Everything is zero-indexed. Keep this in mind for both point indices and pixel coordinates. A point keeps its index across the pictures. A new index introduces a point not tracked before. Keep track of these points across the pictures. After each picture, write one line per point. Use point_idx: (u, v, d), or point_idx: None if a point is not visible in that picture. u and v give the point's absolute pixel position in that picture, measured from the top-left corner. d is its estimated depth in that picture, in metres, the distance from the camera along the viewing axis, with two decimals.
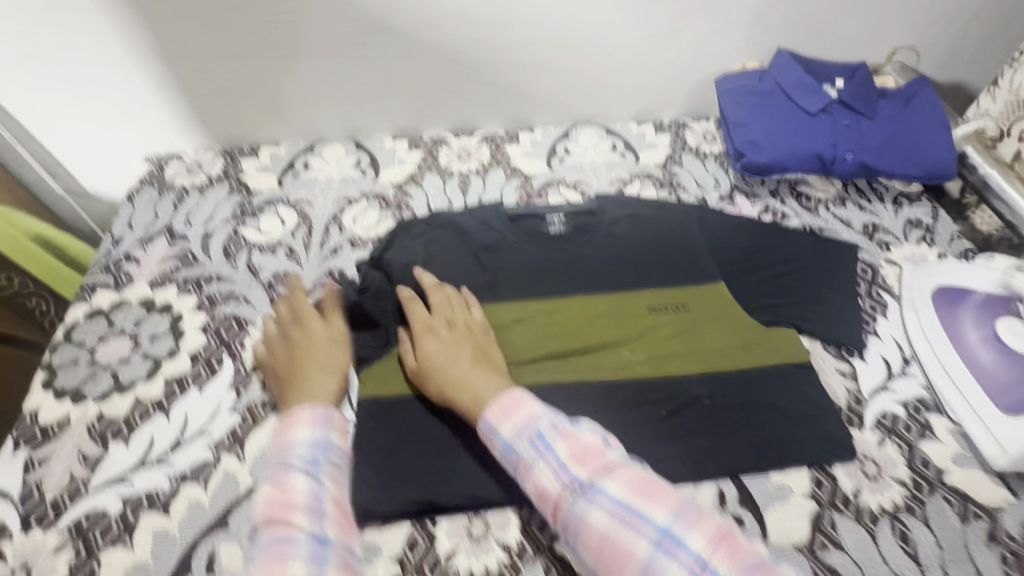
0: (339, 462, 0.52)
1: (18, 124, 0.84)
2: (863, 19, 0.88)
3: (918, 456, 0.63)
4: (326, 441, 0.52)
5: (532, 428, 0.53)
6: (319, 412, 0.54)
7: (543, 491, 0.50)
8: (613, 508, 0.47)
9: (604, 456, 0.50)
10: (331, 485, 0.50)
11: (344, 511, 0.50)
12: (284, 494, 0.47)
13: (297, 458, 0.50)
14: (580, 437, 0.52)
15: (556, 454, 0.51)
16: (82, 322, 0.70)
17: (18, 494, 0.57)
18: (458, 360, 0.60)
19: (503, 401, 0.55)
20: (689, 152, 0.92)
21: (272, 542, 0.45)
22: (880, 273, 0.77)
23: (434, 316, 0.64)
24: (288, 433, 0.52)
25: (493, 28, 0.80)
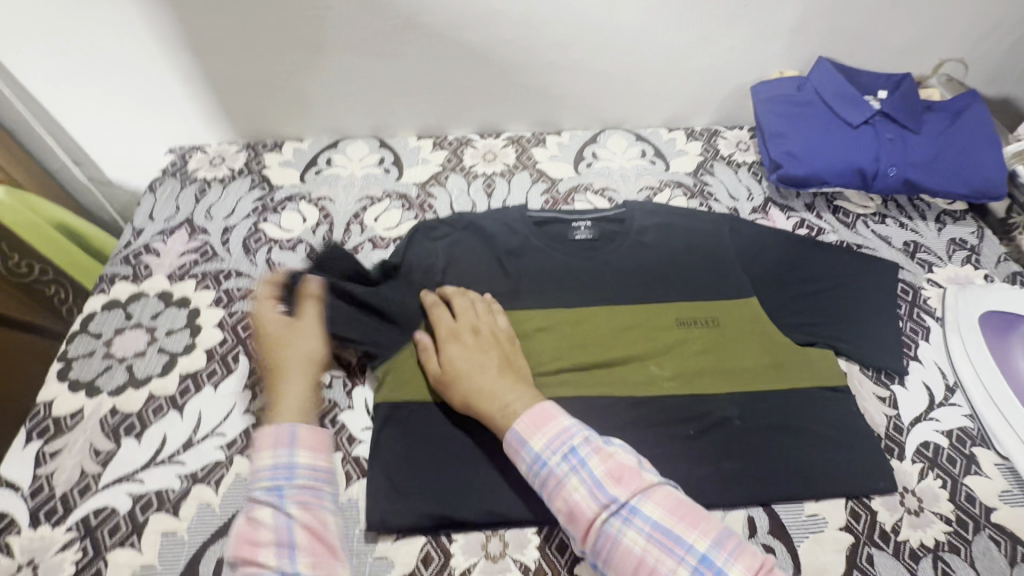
0: (307, 483, 0.49)
1: (45, 111, 0.84)
2: (911, 29, 0.84)
3: (962, 492, 0.59)
4: (287, 466, 0.49)
5: (566, 442, 0.51)
6: (277, 434, 0.51)
7: (575, 509, 0.49)
8: (650, 530, 0.46)
9: (639, 475, 0.49)
10: (299, 512, 0.47)
11: (320, 536, 0.47)
12: (250, 531, 0.46)
13: (260, 490, 0.48)
14: (614, 454, 0.50)
15: (590, 471, 0.49)
16: (99, 314, 0.69)
17: (28, 487, 0.56)
18: (484, 369, 0.58)
19: (534, 413, 0.54)
20: (721, 161, 0.89)
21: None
22: (922, 294, 0.74)
23: (459, 322, 0.63)
24: (251, 462, 0.50)
25: (527, 28, 0.77)
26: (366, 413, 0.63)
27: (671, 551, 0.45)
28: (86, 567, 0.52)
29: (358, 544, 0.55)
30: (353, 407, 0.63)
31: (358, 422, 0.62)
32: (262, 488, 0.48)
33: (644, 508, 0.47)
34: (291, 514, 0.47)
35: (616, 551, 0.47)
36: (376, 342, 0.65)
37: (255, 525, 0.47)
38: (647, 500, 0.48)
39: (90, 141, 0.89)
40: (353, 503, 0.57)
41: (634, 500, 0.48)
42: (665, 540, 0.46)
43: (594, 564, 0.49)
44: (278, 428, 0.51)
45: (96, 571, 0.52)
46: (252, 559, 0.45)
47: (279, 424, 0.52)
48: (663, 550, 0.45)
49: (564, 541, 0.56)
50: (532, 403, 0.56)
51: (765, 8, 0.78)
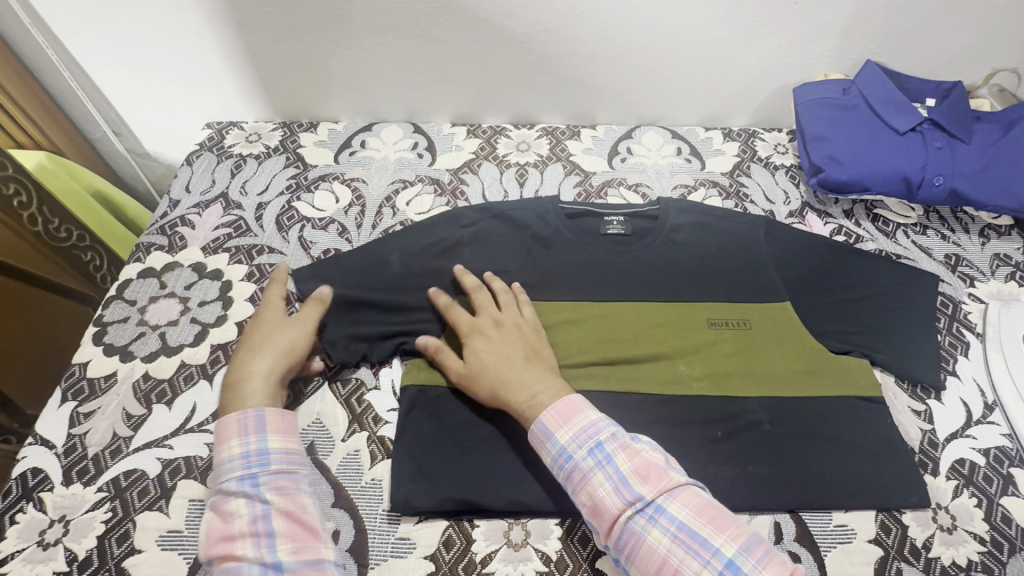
0: (278, 471, 0.51)
1: (89, 80, 0.85)
2: (968, 36, 0.81)
3: (998, 513, 0.58)
4: (258, 454, 0.51)
5: (592, 436, 0.51)
6: (243, 423, 0.53)
7: (599, 504, 0.48)
8: (675, 530, 0.46)
9: (666, 475, 0.48)
10: (275, 498, 0.49)
11: (298, 519, 0.49)
12: (225, 524, 0.48)
13: (231, 481, 0.50)
14: (640, 452, 0.50)
15: (617, 467, 0.49)
16: (135, 281, 0.70)
17: (62, 446, 0.57)
18: (510, 360, 0.58)
19: (561, 406, 0.53)
20: (757, 162, 0.88)
21: (226, 574, 0.46)
22: (962, 308, 0.72)
23: (480, 315, 0.62)
24: (222, 454, 0.52)
25: (570, 18, 0.76)
26: (393, 394, 0.63)
27: (696, 554, 0.45)
28: (115, 527, 0.53)
29: (381, 523, 0.56)
30: (380, 387, 0.63)
31: (384, 402, 0.62)
32: (234, 479, 0.50)
33: (670, 508, 0.46)
34: (266, 500, 0.49)
35: (640, 549, 0.46)
36: (403, 330, 0.64)
37: (230, 516, 0.49)
38: (674, 500, 0.47)
39: (131, 112, 0.91)
40: (376, 482, 0.58)
41: (661, 500, 0.47)
42: (690, 542, 0.45)
43: (616, 559, 0.49)
44: (244, 418, 0.53)
45: (124, 532, 0.53)
46: (233, 549, 0.47)
47: (240, 415, 0.53)
48: (688, 551, 0.45)
49: (587, 534, 0.56)
50: (560, 396, 0.55)
51: (816, 8, 0.76)
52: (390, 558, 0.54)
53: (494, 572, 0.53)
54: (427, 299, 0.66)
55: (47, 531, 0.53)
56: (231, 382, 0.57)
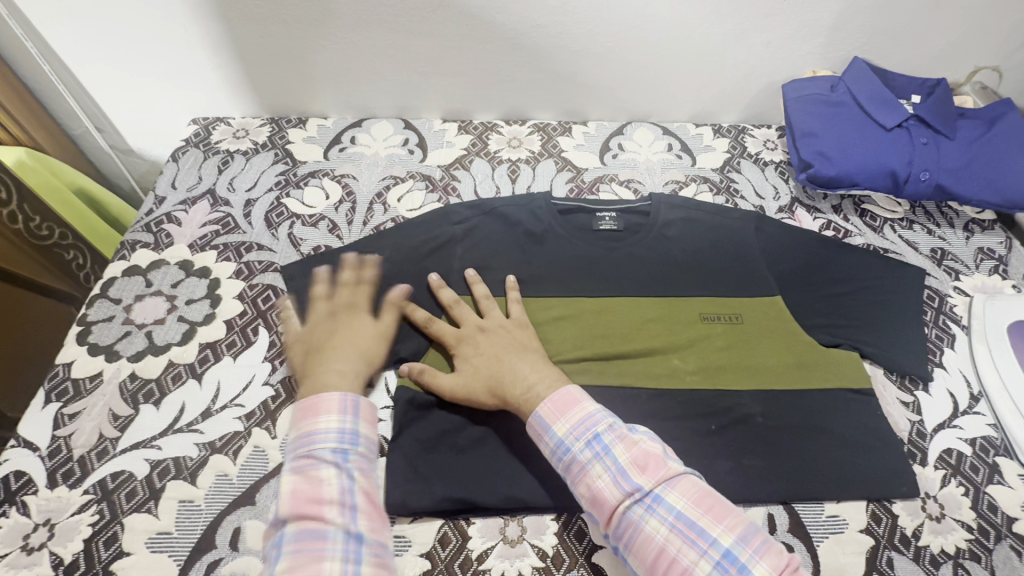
0: (363, 454, 0.50)
1: (71, 75, 0.83)
2: (951, 34, 0.82)
3: (984, 500, 0.59)
4: (351, 433, 0.51)
5: (590, 428, 0.51)
6: (342, 403, 0.52)
7: (598, 495, 0.48)
8: (673, 520, 0.45)
9: (665, 465, 0.48)
10: (361, 477, 0.48)
11: (375, 502, 0.48)
12: (313, 488, 0.46)
13: (324, 451, 0.49)
14: (637, 443, 0.50)
15: (615, 458, 0.49)
16: (120, 279, 0.68)
17: (46, 448, 0.56)
18: (502, 359, 0.58)
19: (557, 398, 0.53)
20: (747, 159, 0.88)
21: (303, 536, 0.44)
22: (948, 301, 0.73)
23: (463, 319, 0.62)
24: (314, 424, 0.50)
25: (561, 13, 0.76)
26: (387, 393, 0.63)
27: (694, 543, 0.44)
28: (101, 530, 0.52)
29: None
30: (374, 385, 0.63)
31: (378, 400, 0.62)
32: (328, 449, 0.49)
33: (668, 497, 0.47)
34: (354, 477, 0.48)
35: (639, 538, 0.46)
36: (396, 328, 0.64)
37: (319, 482, 0.47)
38: (672, 489, 0.47)
39: (113, 108, 0.89)
40: None
41: (659, 489, 0.47)
42: (688, 532, 0.45)
43: (615, 549, 0.49)
44: (343, 398, 0.52)
45: (111, 535, 0.52)
46: (318, 514, 0.45)
47: (342, 394, 0.53)
48: (686, 540, 0.45)
49: (583, 529, 0.56)
50: (556, 386, 0.55)
51: (805, 5, 0.77)
52: None
53: (490, 568, 0.53)
54: (421, 297, 0.66)
55: (31, 535, 0.51)
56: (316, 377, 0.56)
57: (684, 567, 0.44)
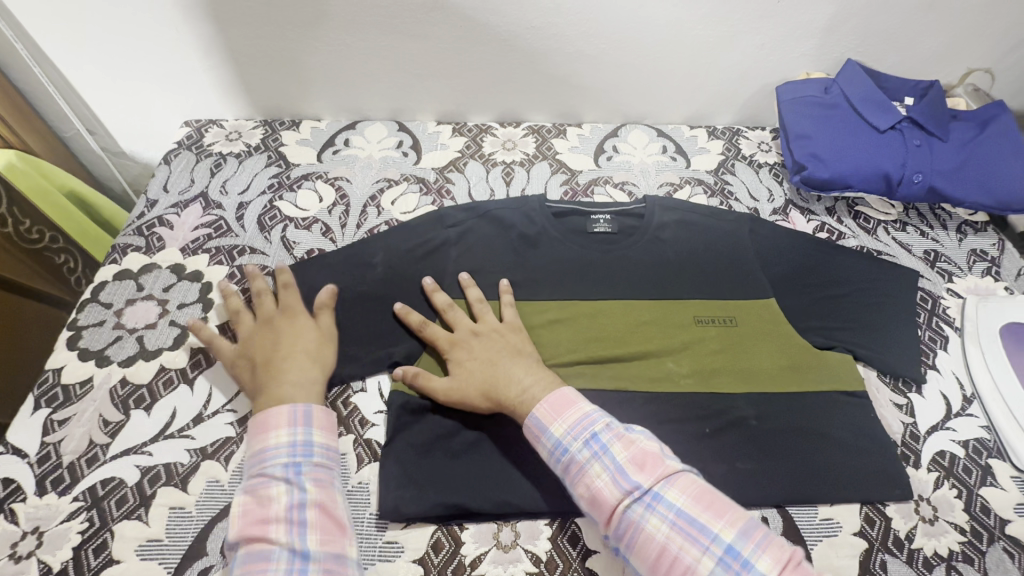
0: (318, 464, 0.50)
1: (62, 77, 0.83)
2: (943, 36, 0.83)
3: (977, 502, 0.59)
4: (304, 445, 0.50)
5: (587, 428, 0.51)
6: (292, 415, 0.52)
7: (597, 495, 0.48)
8: (673, 517, 0.45)
9: (663, 462, 0.48)
10: (313, 489, 0.48)
11: (329, 512, 0.48)
12: (261, 507, 0.46)
13: (274, 467, 0.49)
14: (635, 441, 0.49)
15: (613, 457, 0.49)
16: (110, 283, 0.68)
17: (35, 455, 0.55)
18: (495, 364, 0.58)
19: (554, 399, 0.53)
20: (742, 161, 0.88)
21: (251, 558, 0.44)
22: (941, 303, 0.73)
23: (457, 323, 0.62)
24: (264, 442, 0.50)
25: (555, 15, 0.76)
26: (380, 397, 0.62)
27: (695, 540, 0.44)
28: (91, 537, 0.51)
29: (369, 528, 0.55)
30: (367, 390, 0.62)
31: (371, 405, 0.62)
32: (278, 464, 0.49)
33: (667, 494, 0.46)
34: (304, 489, 0.48)
35: (640, 537, 0.46)
36: (390, 333, 0.63)
37: (268, 500, 0.47)
38: (672, 486, 0.46)
39: (105, 110, 0.88)
40: (364, 485, 0.57)
41: (658, 486, 0.46)
42: (689, 529, 0.44)
43: (616, 549, 0.49)
44: (294, 410, 0.52)
45: (101, 542, 0.51)
46: (265, 533, 0.45)
47: (292, 406, 0.52)
48: (686, 538, 0.44)
49: (577, 533, 0.56)
50: (550, 389, 0.55)
51: (799, 8, 0.77)
52: (379, 562, 0.53)
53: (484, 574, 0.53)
54: (414, 301, 0.65)
55: (19, 543, 0.51)
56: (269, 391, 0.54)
57: (687, 564, 0.43)
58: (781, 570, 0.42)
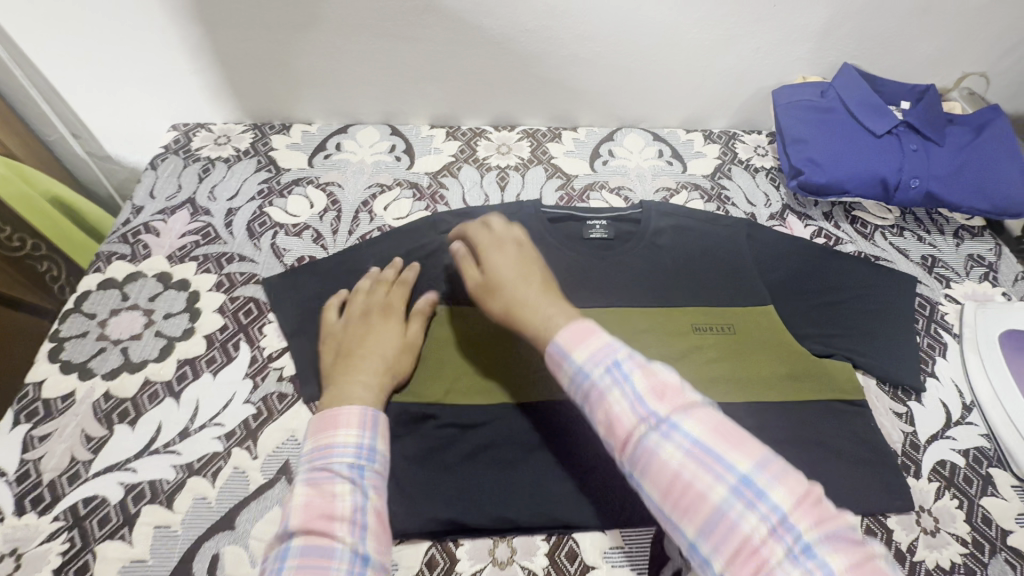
0: (381, 472, 0.46)
1: (44, 80, 0.81)
2: (939, 40, 0.82)
3: (979, 513, 0.58)
4: (369, 448, 0.46)
5: (608, 353, 0.43)
6: (363, 416, 0.48)
7: (611, 421, 0.41)
8: (690, 446, 0.38)
9: (684, 392, 0.41)
10: (375, 496, 0.44)
11: (385, 523, 0.44)
12: (325, 502, 0.42)
13: (340, 464, 0.45)
14: (658, 369, 0.42)
15: (631, 382, 0.41)
16: (94, 293, 0.66)
17: (14, 473, 0.53)
18: (527, 278, 0.53)
19: (575, 327, 0.46)
20: (738, 165, 0.88)
21: (310, 553, 0.39)
22: (939, 309, 0.73)
23: (501, 234, 0.58)
24: (330, 436, 0.46)
25: (550, 18, 0.75)
26: None
27: (711, 470, 0.37)
28: (72, 559, 0.50)
29: None
30: None
31: None
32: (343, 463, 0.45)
33: (686, 423, 0.39)
34: (368, 494, 0.44)
35: (650, 466, 0.39)
36: None
37: (331, 495, 0.42)
38: (691, 416, 0.39)
39: (89, 114, 0.86)
40: None
41: (676, 415, 0.39)
42: (707, 459, 0.37)
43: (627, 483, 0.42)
44: (364, 412, 0.49)
45: (82, 564, 0.49)
46: (328, 529, 0.41)
47: (366, 408, 0.49)
48: (703, 468, 0.37)
49: (574, 549, 0.55)
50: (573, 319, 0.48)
51: (795, 11, 0.76)
52: None
53: None
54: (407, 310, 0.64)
55: None
56: (342, 382, 0.52)
57: (698, 492, 0.37)
58: (800, 506, 0.35)
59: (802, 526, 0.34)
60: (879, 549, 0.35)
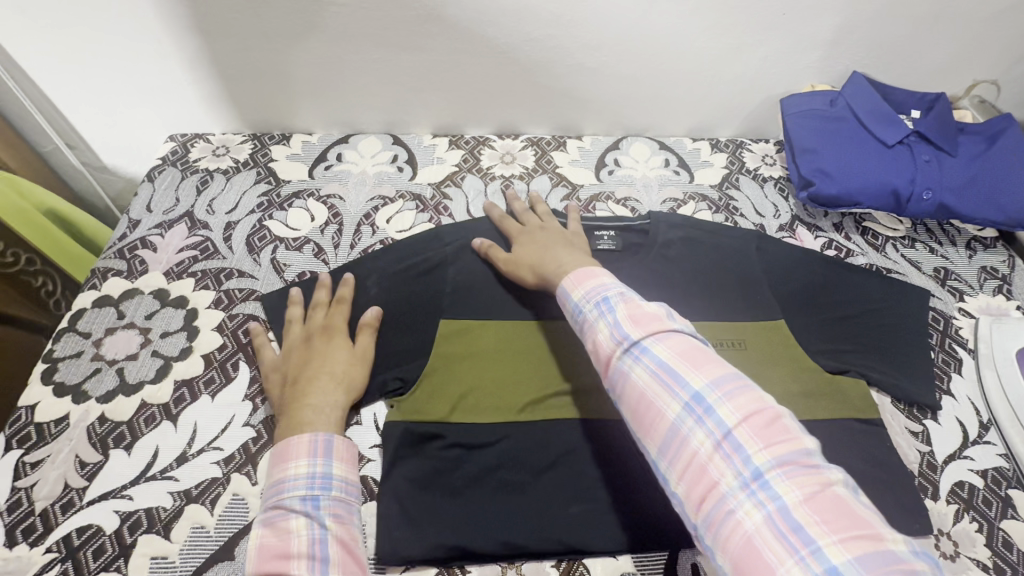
0: (339, 499, 0.46)
1: (38, 90, 0.79)
2: (951, 48, 0.81)
3: (999, 537, 0.57)
4: (322, 477, 0.46)
5: (600, 293, 0.50)
6: (312, 445, 0.48)
7: (597, 347, 0.48)
8: (656, 367, 0.43)
9: (660, 320, 0.46)
10: (333, 524, 0.44)
11: (351, 550, 0.43)
12: (279, 542, 0.42)
13: (293, 500, 0.45)
14: (643, 303, 0.48)
15: (615, 314, 0.48)
16: (90, 311, 0.64)
17: (5, 502, 0.52)
18: (549, 248, 0.62)
19: (580, 274, 0.54)
20: (746, 174, 0.86)
21: None
22: (953, 324, 0.71)
23: (527, 224, 0.68)
24: (281, 472, 0.47)
25: (555, 27, 0.73)
26: (377, 430, 0.58)
27: (669, 388, 0.42)
28: None
29: None
30: (362, 423, 0.58)
31: (366, 439, 0.58)
32: (296, 498, 0.45)
33: (654, 348, 0.44)
34: (325, 524, 0.44)
35: (624, 386, 0.45)
36: (385, 361, 0.60)
37: (286, 534, 0.43)
38: (661, 342, 0.44)
39: (85, 125, 0.84)
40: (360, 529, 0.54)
41: (648, 341, 0.45)
42: (667, 378, 0.42)
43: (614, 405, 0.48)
44: (314, 439, 0.49)
45: None
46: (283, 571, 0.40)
47: (312, 434, 0.49)
48: (663, 385, 0.42)
49: None
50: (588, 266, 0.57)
51: (804, 20, 0.75)
52: None
53: None
54: (411, 327, 0.62)
55: None
56: (292, 413, 0.52)
57: (657, 409, 0.42)
58: (744, 421, 0.39)
59: (744, 443, 0.38)
60: (835, 475, 0.37)
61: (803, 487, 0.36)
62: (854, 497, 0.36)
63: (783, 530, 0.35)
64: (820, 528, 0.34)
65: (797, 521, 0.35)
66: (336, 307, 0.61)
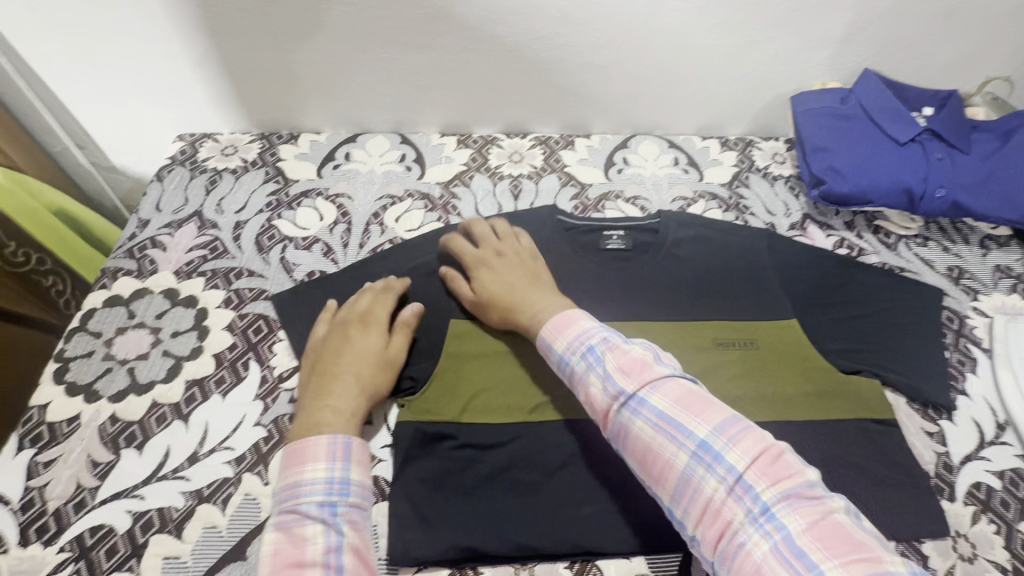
0: (355, 505, 0.46)
1: (48, 90, 0.79)
2: (964, 44, 0.80)
3: (1018, 539, 0.56)
4: (340, 482, 0.46)
5: (584, 342, 0.49)
6: (332, 448, 0.48)
7: (591, 400, 0.47)
8: (657, 419, 0.43)
9: (650, 367, 0.46)
10: (350, 532, 0.44)
11: (365, 558, 0.43)
12: (296, 548, 0.42)
13: (310, 504, 0.44)
14: (629, 349, 0.47)
15: (604, 366, 0.47)
16: (101, 311, 0.64)
17: (18, 500, 0.52)
18: (514, 286, 0.59)
19: (560, 320, 0.53)
20: (756, 173, 0.86)
21: None
22: (968, 323, 0.71)
23: (483, 248, 0.64)
24: (298, 475, 0.46)
25: (564, 25, 0.73)
26: (388, 430, 0.59)
27: (674, 438, 0.42)
28: None
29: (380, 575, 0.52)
30: (373, 423, 0.59)
31: (378, 439, 0.58)
32: (314, 502, 0.44)
33: (651, 399, 0.44)
34: (342, 532, 0.43)
35: (626, 438, 0.45)
36: None
37: (302, 540, 0.42)
38: (656, 392, 0.44)
39: (94, 125, 0.85)
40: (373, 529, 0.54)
41: (643, 392, 0.44)
42: (670, 429, 0.42)
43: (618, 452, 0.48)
44: (332, 443, 0.48)
45: None
46: None
47: (331, 436, 0.48)
48: (667, 437, 0.42)
49: None
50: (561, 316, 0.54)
51: (815, 17, 0.74)
52: None
53: None
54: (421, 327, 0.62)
55: None
56: (314, 409, 0.52)
57: (665, 461, 0.42)
58: (750, 462, 0.39)
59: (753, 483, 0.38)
60: (835, 501, 0.38)
61: (806, 516, 0.37)
62: (855, 524, 0.37)
63: (787, 556, 0.35)
64: (823, 554, 0.35)
65: (801, 547, 0.36)
66: (381, 299, 0.61)
